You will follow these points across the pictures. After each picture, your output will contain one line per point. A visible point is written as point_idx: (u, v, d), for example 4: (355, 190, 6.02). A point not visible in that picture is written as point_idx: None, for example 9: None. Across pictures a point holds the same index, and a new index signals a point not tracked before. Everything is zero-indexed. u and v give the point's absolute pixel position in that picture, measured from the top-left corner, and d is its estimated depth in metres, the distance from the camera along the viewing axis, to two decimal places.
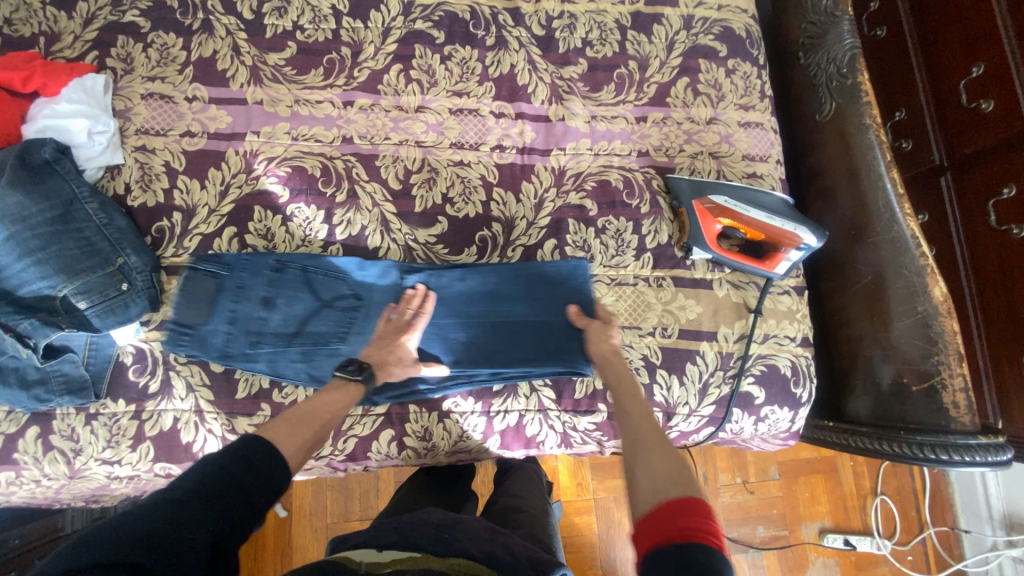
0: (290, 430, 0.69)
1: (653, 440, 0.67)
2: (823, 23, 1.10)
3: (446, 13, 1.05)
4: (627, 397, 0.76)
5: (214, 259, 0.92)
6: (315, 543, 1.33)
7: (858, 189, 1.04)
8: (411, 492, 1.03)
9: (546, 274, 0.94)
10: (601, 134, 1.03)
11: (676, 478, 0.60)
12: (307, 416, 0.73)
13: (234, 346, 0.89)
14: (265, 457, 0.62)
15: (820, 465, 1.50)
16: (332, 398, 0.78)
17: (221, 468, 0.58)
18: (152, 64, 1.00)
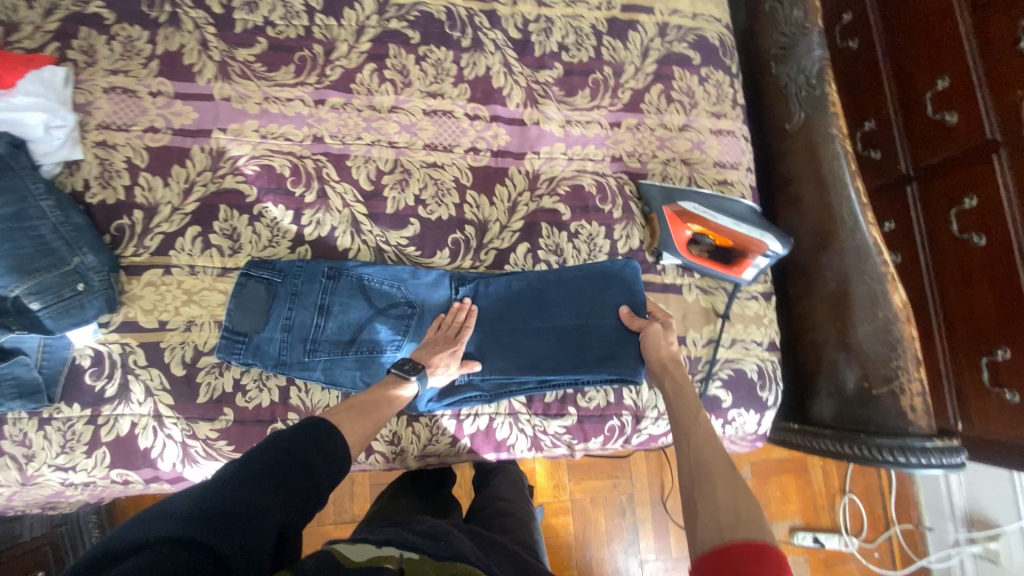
0: (349, 424, 0.71)
1: (721, 474, 0.63)
2: (794, 34, 1.12)
3: (422, 13, 1.04)
4: (694, 415, 0.73)
5: (267, 265, 0.91)
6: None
7: (825, 197, 1.06)
8: (390, 497, 1.03)
9: (593, 275, 0.93)
10: (576, 138, 1.03)
11: (746, 518, 0.57)
12: (364, 409, 0.75)
13: (292, 353, 0.89)
14: (325, 447, 0.64)
15: (791, 466, 1.53)
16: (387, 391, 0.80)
17: (285, 453, 0.60)
18: (115, 57, 0.97)
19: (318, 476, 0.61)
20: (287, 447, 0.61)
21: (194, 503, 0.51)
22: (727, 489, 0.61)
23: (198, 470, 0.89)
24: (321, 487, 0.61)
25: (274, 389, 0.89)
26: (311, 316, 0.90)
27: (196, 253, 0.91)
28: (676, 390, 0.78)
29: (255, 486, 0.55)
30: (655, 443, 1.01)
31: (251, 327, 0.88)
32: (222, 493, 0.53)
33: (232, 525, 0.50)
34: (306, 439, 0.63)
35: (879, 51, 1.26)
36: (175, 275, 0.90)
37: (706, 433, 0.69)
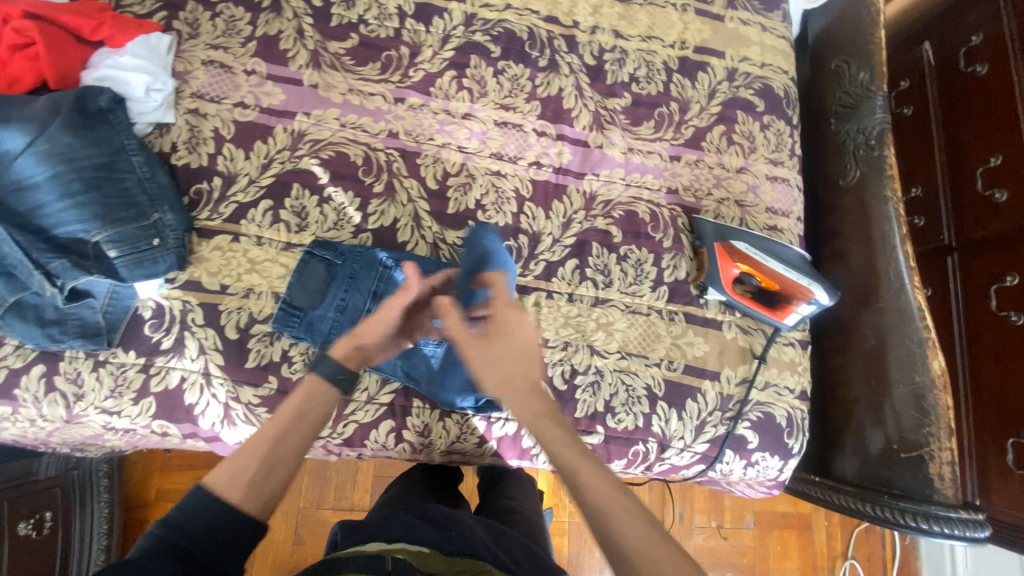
0: (232, 474, 0.66)
1: (639, 552, 0.59)
2: (858, 95, 1.16)
3: (506, 30, 1.10)
4: (581, 477, 0.65)
5: (330, 246, 0.95)
6: (281, 524, 1.32)
7: (870, 255, 1.08)
8: (402, 489, 1.04)
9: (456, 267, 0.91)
10: (635, 166, 1.07)
11: None
12: (261, 444, 0.69)
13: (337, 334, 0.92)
14: (212, 518, 0.63)
15: (795, 520, 1.51)
16: (298, 408, 0.73)
17: (181, 537, 0.61)
18: (218, 33, 1.03)
19: (218, 546, 0.62)
20: (179, 531, 0.62)
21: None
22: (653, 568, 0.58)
23: (233, 433, 0.91)
24: (230, 555, 0.63)
25: (317, 364, 0.92)
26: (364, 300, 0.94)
27: (264, 225, 0.95)
28: (552, 442, 0.68)
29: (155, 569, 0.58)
30: (675, 474, 1.00)
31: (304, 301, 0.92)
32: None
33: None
34: (194, 512, 0.63)
35: (933, 120, 1.28)
36: (242, 243, 0.94)
37: (605, 497, 0.63)
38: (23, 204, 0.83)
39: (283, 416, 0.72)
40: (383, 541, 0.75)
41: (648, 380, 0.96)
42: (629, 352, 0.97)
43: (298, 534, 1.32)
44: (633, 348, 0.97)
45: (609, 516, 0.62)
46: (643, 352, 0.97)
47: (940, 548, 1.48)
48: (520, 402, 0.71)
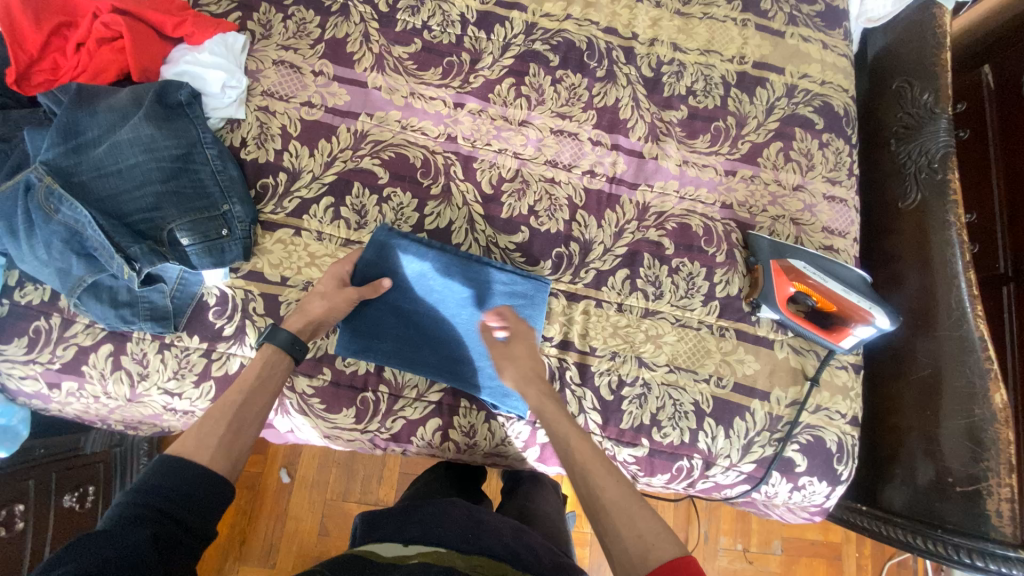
0: (201, 435, 0.68)
1: (619, 505, 0.67)
2: (921, 117, 1.13)
3: (565, 40, 1.11)
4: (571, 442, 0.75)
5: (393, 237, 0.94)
6: (308, 513, 1.33)
7: (929, 281, 1.05)
8: (426, 484, 1.03)
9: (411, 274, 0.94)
10: (690, 179, 1.06)
11: (648, 545, 0.63)
12: (227, 409, 0.73)
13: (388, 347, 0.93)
14: (189, 475, 0.63)
15: (825, 550, 1.46)
16: (260, 375, 0.79)
17: (153, 498, 0.60)
18: (288, 34, 1.06)
19: (196, 504, 0.62)
20: (149, 493, 0.60)
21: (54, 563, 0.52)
22: (631, 520, 0.65)
23: (286, 420, 0.94)
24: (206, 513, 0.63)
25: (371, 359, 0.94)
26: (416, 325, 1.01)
27: (325, 221, 0.98)
28: (553, 418, 0.79)
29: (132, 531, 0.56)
30: (717, 493, 0.99)
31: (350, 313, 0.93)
32: (102, 545, 0.54)
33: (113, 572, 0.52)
34: (166, 473, 0.62)
35: (991, 144, 1.18)
36: (303, 237, 0.97)
37: (590, 460, 0.72)
38: (104, 189, 0.87)
39: (246, 384, 0.77)
40: (400, 544, 0.74)
41: (697, 396, 0.95)
42: (677, 366, 0.96)
43: (323, 526, 1.33)
44: (681, 362, 0.97)
45: (592, 475, 0.70)
46: (692, 367, 0.97)
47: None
48: (525, 378, 0.83)
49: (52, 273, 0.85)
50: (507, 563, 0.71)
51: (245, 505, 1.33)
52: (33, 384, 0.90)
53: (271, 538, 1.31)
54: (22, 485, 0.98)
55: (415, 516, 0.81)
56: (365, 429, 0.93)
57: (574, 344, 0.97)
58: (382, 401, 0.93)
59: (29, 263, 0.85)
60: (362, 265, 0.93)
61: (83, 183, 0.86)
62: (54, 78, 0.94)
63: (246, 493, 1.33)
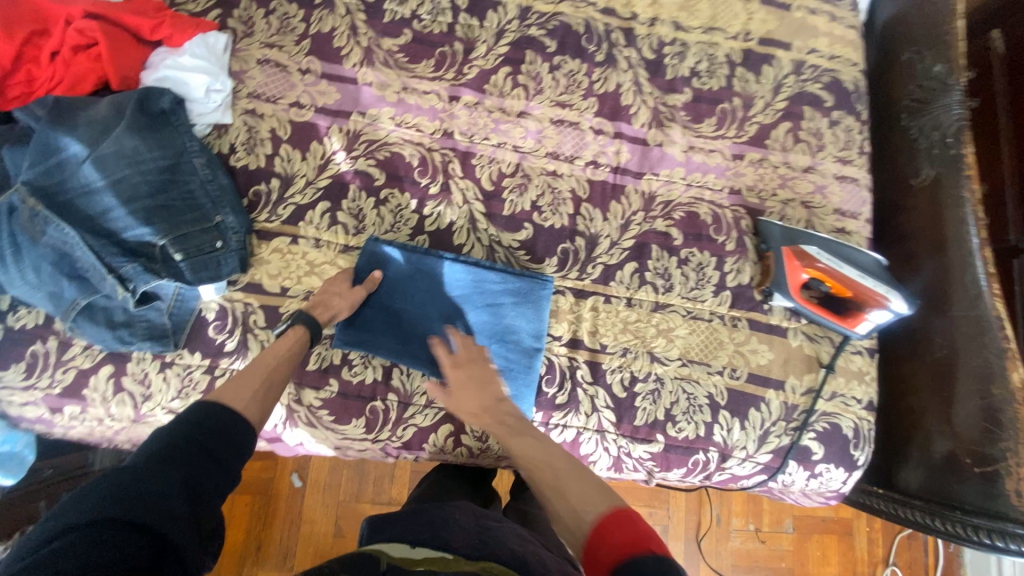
0: (237, 387, 0.71)
1: (553, 484, 0.71)
2: (932, 89, 1.09)
3: (561, 23, 1.06)
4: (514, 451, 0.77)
5: (388, 243, 0.93)
6: (322, 515, 1.33)
7: (945, 261, 1.02)
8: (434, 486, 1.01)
9: (408, 273, 0.93)
10: (696, 165, 1.03)
11: (587, 508, 0.66)
12: (259, 370, 0.76)
13: (385, 349, 0.90)
14: (225, 420, 0.64)
15: (836, 525, 1.47)
16: (291, 348, 0.81)
17: (189, 436, 0.60)
18: (272, 31, 1.01)
19: (227, 449, 0.63)
20: (185, 431, 0.61)
21: (93, 492, 0.52)
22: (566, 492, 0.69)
23: (295, 433, 0.92)
24: (235, 459, 0.63)
25: (378, 367, 0.92)
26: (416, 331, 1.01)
27: (322, 227, 0.95)
28: (509, 433, 0.79)
29: (165, 469, 0.56)
30: (734, 483, 0.98)
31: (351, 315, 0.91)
32: (138, 479, 0.54)
33: (150, 508, 0.52)
34: (204, 414, 0.64)
35: (1003, 112, 1.13)
36: (300, 245, 0.94)
37: (535, 451, 0.75)
38: (90, 207, 0.84)
39: (277, 353, 0.79)
40: (408, 545, 0.73)
41: (711, 389, 0.94)
42: (690, 359, 0.95)
43: (339, 527, 1.33)
44: (694, 356, 0.95)
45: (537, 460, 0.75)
46: (705, 360, 0.95)
47: (987, 556, 1.44)
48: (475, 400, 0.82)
49: (44, 297, 0.83)
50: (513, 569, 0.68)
51: (260, 511, 1.33)
52: (34, 410, 0.88)
53: (287, 541, 1.31)
54: (32, 506, 1.00)
55: (424, 518, 0.80)
56: (376, 438, 0.91)
57: (583, 343, 0.95)
58: (391, 410, 0.91)
59: (19, 289, 0.82)
60: (355, 273, 0.92)
61: (69, 204, 0.83)
62: (30, 91, 0.89)
63: (260, 499, 1.33)
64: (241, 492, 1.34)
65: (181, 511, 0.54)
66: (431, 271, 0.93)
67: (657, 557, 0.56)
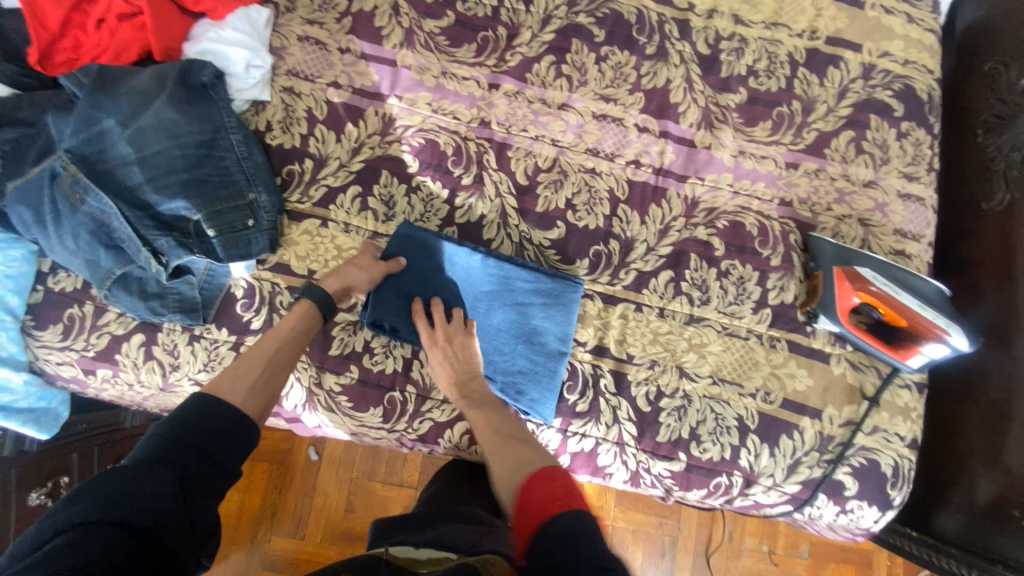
0: (234, 379, 0.72)
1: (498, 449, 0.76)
2: (1019, 104, 0.99)
3: (612, 11, 1.00)
4: (473, 420, 0.81)
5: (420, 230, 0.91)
6: (334, 489, 1.35)
7: (1013, 295, 0.94)
8: (447, 484, 0.99)
9: (435, 262, 0.90)
10: (746, 172, 0.96)
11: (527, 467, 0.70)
12: (258, 359, 0.76)
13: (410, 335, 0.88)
14: (222, 418, 0.65)
15: (855, 556, 1.40)
16: (291, 331, 0.80)
17: (185, 435, 0.61)
18: (314, 7, 0.99)
19: (225, 447, 0.64)
20: (180, 434, 0.61)
21: (86, 495, 0.53)
22: (504, 458, 0.74)
23: (313, 416, 0.92)
24: (234, 459, 0.64)
25: (398, 358, 0.91)
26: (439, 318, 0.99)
27: (352, 212, 0.93)
28: (470, 405, 0.83)
29: (159, 470, 0.57)
30: (756, 510, 0.93)
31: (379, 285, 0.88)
32: (130, 481, 0.55)
33: (146, 511, 0.53)
34: (199, 409, 0.64)
35: None
36: (329, 229, 0.93)
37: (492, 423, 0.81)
38: (128, 177, 0.84)
39: (278, 339, 0.79)
40: (411, 547, 0.72)
41: (741, 411, 0.89)
42: (721, 377, 0.90)
43: (349, 504, 1.34)
44: (726, 374, 0.90)
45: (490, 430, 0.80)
46: (738, 380, 0.90)
47: None
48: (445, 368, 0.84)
49: (81, 263, 0.84)
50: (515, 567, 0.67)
51: (275, 481, 1.36)
52: (69, 370, 0.91)
53: (299, 511, 1.34)
54: (66, 458, 0.99)
55: (430, 526, 0.79)
56: (392, 429, 0.91)
57: (609, 351, 0.91)
58: (409, 402, 0.90)
59: (58, 253, 0.84)
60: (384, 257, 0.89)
61: (109, 173, 0.84)
62: (77, 58, 0.90)
63: (276, 470, 1.36)
64: (258, 459, 1.37)
65: (173, 512, 0.55)
66: (460, 262, 0.90)
67: (575, 513, 0.59)
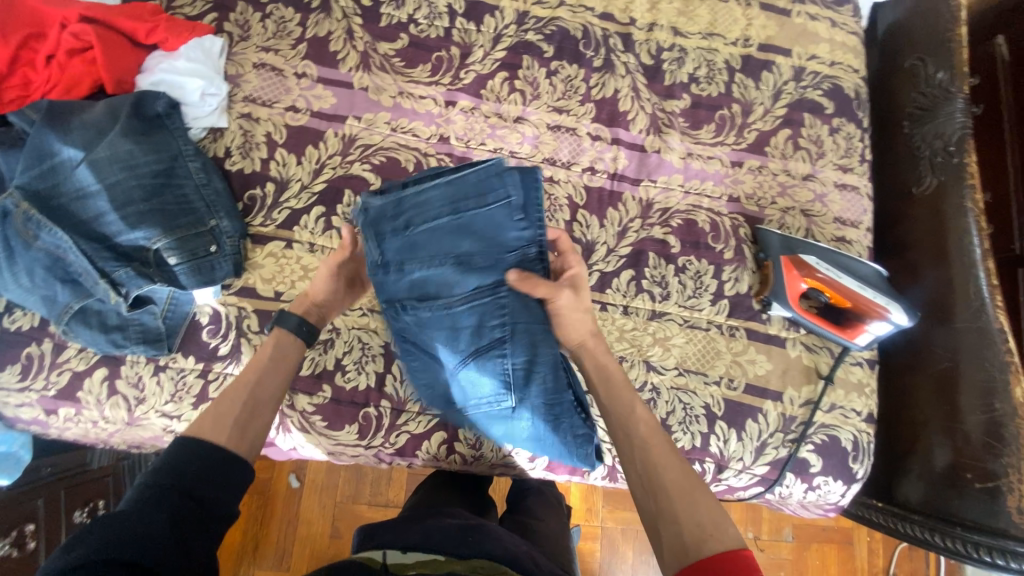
0: (216, 417, 0.68)
1: (675, 483, 0.66)
2: (935, 96, 1.08)
3: (559, 28, 1.05)
4: (624, 429, 0.74)
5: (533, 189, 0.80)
6: (318, 516, 1.32)
7: (947, 272, 1.01)
8: (433, 489, 1.01)
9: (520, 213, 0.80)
10: (694, 172, 1.02)
11: (706, 526, 0.61)
12: (241, 391, 0.73)
13: (482, 241, 0.81)
14: (205, 454, 0.62)
15: (836, 535, 1.45)
16: (272, 355, 0.79)
17: (173, 473, 0.59)
18: (268, 35, 1.01)
19: (214, 482, 0.61)
20: (165, 478, 0.59)
21: (78, 543, 0.51)
22: (676, 502, 0.64)
23: (288, 438, 0.92)
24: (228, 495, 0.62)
25: (371, 374, 0.91)
26: (399, 229, 0.81)
27: (317, 232, 0.94)
28: (637, 404, 0.75)
29: (148, 510, 0.55)
30: (731, 495, 0.97)
31: (512, 173, 0.79)
32: (121, 524, 0.53)
33: (138, 549, 0.52)
34: (188, 449, 0.62)
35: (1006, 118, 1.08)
36: (295, 250, 0.93)
37: (653, 438, 0.71)
38: (84, 211, 0.84)
39: (258, 364, 0.78)
40: (399, 550, 0.72)
41: (707, 399, 0.93)
42: (686, 368, 0.94)
43: (334, 529, 1.32)
44: (691, 365, 0.94)
45: (652, 450, 0.70)
46: (702, 369, 0.94)
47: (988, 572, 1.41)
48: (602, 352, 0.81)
49: (37, 300, 0.83)
50: (502, 565, 0.70)
51: (256, 513, 1.32)
52: (29, 412, 0.88)
53: (284, 542, 1.31)
54: (31, 506, 0.97)
55: (417, 525, 0.78)
56: (369, 445, 0.91)
57: None
58: (384, 417, 0.90)
59: (12, 292, 0.82)
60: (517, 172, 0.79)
61: (62, 207, 0.83)
62: (27, 94, 0.89)
63: (256, 501, 1.33)
64: None
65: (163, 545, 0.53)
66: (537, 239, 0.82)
67: None
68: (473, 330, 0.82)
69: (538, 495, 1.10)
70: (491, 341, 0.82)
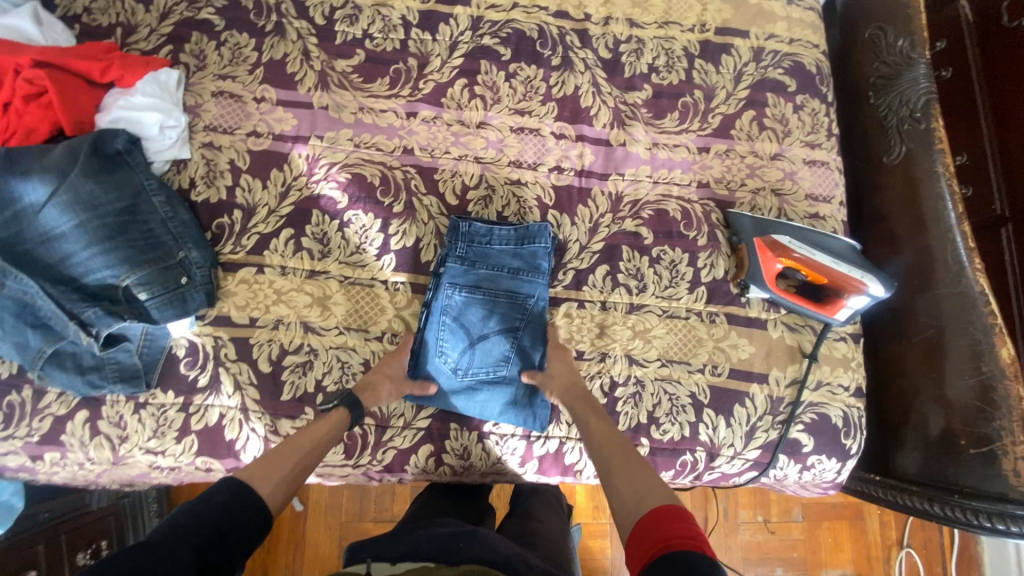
0: (268, 469, 0.71)
1: (620, 465, 0.74)
2: (898, 64, 1.08)
3: (514, 30, 1.05)
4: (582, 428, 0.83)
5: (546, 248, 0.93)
6: (325, 538, 1.31)
7: (924, 240, 1.00)
8: (429, 498, 1.01)
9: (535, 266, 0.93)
10: (662, 162, 1.01)
11: (645, 499, 0.67)
12: (291, 453, 0.75)
13: (510, 267, 0.93)
14: (246, 508, 0.64)
15: (845, 511, 1.44)
16: (326, 429, 0.80)
17: (210, 517, 0.61)
18: (224, 63, 1.01)
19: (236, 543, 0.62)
20: (210, 512, 0.61)
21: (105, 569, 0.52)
22: (621, 485, 0.71)
23: None
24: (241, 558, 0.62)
25: None
26: (480, 241, 0.93)
27: (287, 255, 0.94)
28: (591, 412, 0.83)
29: (181, 552, 0.56)
30: (726, 481, 0.96)
31: (538, 234, 0.93)
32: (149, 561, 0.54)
33: None
34: (233, 496, 0.64)
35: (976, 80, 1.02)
36: (267, 274, 0.93)
37: (606, 436, 0.80)
38: (51, 254, 0.83)
39: (313, 433, 0.79)
40: (387, 563, 0.71)
41: (693, 388, 0.92)
42: (669, 359, 0.93)
43: (341, 548, 1.31)
44: (673, 355, 0.93)
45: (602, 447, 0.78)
46: (684, 358, 0.93)
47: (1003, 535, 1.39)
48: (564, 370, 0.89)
49: (10, 348, 0.82)
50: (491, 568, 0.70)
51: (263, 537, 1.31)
52: (15, 459, 0.87)
53: (291, 565, 1.30)
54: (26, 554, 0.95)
55: (407, 536, 0.77)
56: (357, 464, 0.90)
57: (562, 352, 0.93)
58: (369, 434, 0.90)
59: None
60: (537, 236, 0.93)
61: (28, 253, 0.83)
62: None
63: None
64: None
65: None
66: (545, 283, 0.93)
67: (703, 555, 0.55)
68: (505, 312, 0.91)
69: (537, 497, 1.09)
70: (509, 326, 0.91)
